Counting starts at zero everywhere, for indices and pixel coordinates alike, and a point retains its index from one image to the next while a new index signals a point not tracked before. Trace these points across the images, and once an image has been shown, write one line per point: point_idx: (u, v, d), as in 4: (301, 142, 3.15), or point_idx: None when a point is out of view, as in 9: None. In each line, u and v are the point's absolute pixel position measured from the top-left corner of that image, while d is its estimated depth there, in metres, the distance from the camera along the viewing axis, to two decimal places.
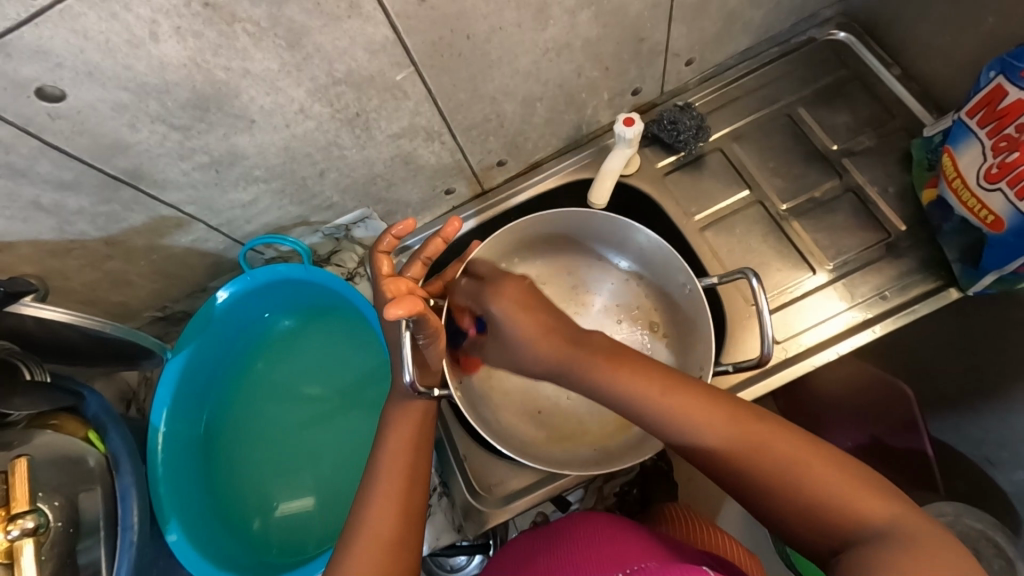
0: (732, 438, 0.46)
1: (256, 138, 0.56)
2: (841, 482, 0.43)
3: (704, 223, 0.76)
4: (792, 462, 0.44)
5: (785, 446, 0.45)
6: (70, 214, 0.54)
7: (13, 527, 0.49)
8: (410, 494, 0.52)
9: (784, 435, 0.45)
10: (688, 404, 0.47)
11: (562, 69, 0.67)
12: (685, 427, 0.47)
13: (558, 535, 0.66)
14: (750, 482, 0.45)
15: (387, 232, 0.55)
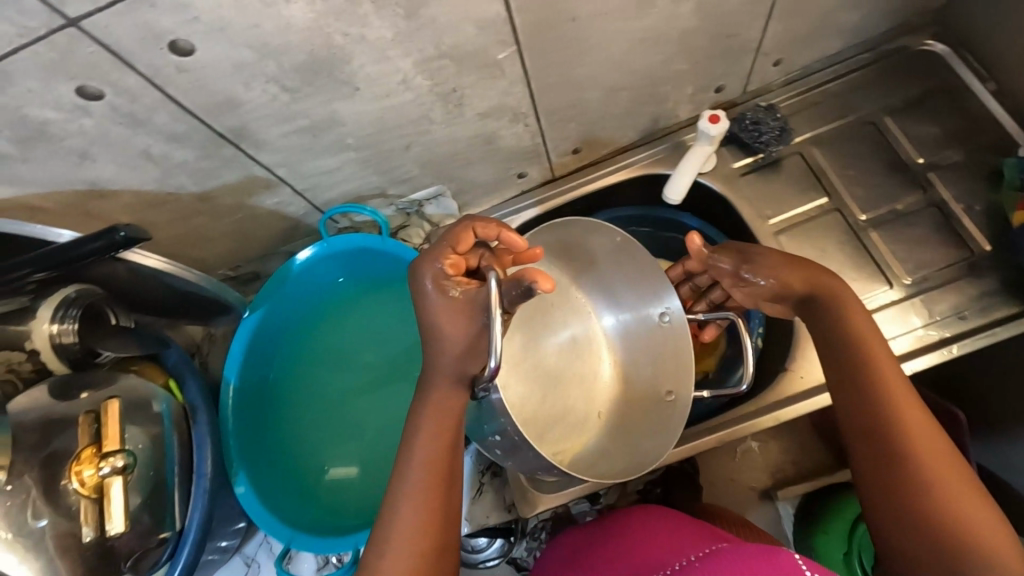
0: (930, 450, 0.47)
1: (356, 106, 0.56)
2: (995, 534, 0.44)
3: (779, 227, 0.76)
4: (965, 496, 0.46)
5: (967, 489, 0.46)
6: (172, 166, 0.56)
7: (105, 464, 0.52)
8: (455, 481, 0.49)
9: (960, 471, 0.47)
10: (902, 393, 0.50)
11: (654, 59, 0.67)
12: (885, 408, 0.49)
13: (618, 522, 0.66)
14: (908, 487, 0.47)
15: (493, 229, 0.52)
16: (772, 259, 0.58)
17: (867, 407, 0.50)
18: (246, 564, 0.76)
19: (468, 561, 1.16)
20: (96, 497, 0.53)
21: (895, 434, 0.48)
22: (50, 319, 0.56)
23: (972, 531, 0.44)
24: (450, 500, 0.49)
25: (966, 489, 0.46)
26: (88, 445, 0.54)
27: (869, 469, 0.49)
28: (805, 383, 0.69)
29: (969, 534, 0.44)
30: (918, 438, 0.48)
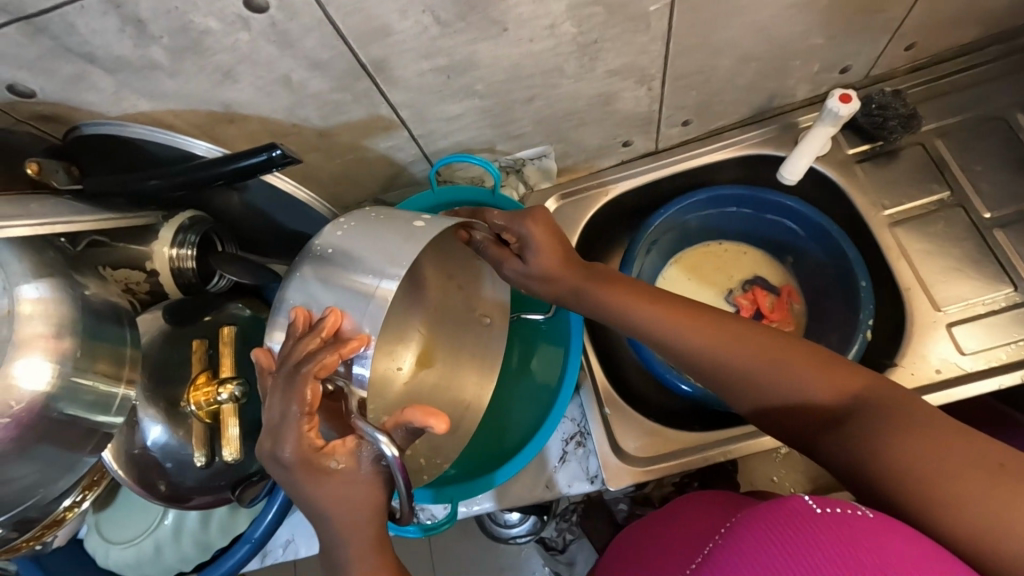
0: (745, 357, 0.50)
1: (497, 48, 0.54)
2: (815, 380, 0.47)
3: (895, 218, 0.73)
4: (800, 368, 0.48)
5: (797, 359, 0.48)
6: (305, 96, 0.54)
7: (223, 390, 0.51)
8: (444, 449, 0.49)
9: (796, 350, 0.49)
10: (691, 324, 0.54)
11: (794, 29, 0.63)
12: (799, 393, 0.48)
13: (681, 512, 0.61)
14: (795, 403, 0.48)
15: (332, 350, 0.41)
16: (546, 263, 0.60)
17: (702, 362, 0.53)
18: None
19: (499, 533, 1.16)
20: (210, 422, 0.53)
21: (784, 372, 0.48)
22: (170, 242, 0.54)
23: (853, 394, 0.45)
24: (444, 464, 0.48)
25: (783, 356, 0.49)
26: (203, 370, 0.53)
27: (788, 423, 0.49)
28: (916, 380, 0.66)
29: (833, 396, 0.46)
30: (775, 364, 0.49)
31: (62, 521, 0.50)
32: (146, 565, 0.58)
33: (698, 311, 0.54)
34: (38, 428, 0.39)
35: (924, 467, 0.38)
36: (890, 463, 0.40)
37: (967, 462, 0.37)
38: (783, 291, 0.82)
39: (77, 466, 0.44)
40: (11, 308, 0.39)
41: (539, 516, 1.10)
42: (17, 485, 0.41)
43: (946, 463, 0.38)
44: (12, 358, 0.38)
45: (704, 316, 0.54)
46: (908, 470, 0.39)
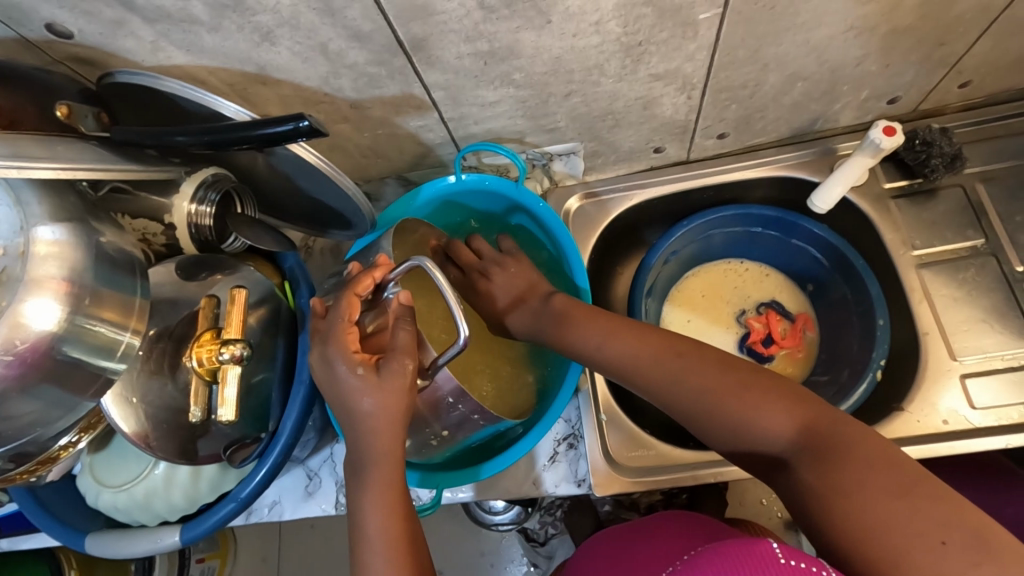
0: (707, 395, 0.50)
1: (540, 39, 0.53)
2: (774, 422, 0.46)
3: (924, 260, 0.71)
4: (765, 408, 0.47)
5: (759, 397, 0.47)
6: (341, 67, 0.54)
7: (226, 350, 0.51)
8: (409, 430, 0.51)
9: (752, 385, 0.48)
10: (657, 364, 0.54)
11: (849, 52, 0.61)
12: (749, 434, 0.47)
13: (669, 526, 0.59)
14: (748, 443, 0.47)
15: (366, 274, 0.54)
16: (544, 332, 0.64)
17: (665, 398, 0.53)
18: (308, 476, 0.73)
19: (481, 518, 1.17)
20: (209, 380, 0.54)
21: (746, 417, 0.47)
22: (191, 197, 0.54)
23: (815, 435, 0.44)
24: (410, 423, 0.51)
25: (743, 397, 0.48)
26: (207, 328, 0.54)
27: (748, 460, 0.49)
28: (921, 427, 0.65)
29: (786, 435, 0.46)
30: (734, 402, 0.48)
31: (57, 459, 0.51)
32: (135, 510, 0.59)
33: (654, 347, 0.55)
34: (42, 368, 0.40)
35: (869, 527, 0.38)
36: (842, 521, 0.40)
37: (908, 512, 0.38)
38: (798, 318, 0.81)
39: (76, 409, 0.45)
40: (27, 248, 0.40)
41: (522, 507, 1.11)
42: (19, 421, 0.41)
43: (892, 530, 0.38)
44: (23, 296, 0.38)
45: (664, 354, 0.54)
46: (860, 527, 0.39)
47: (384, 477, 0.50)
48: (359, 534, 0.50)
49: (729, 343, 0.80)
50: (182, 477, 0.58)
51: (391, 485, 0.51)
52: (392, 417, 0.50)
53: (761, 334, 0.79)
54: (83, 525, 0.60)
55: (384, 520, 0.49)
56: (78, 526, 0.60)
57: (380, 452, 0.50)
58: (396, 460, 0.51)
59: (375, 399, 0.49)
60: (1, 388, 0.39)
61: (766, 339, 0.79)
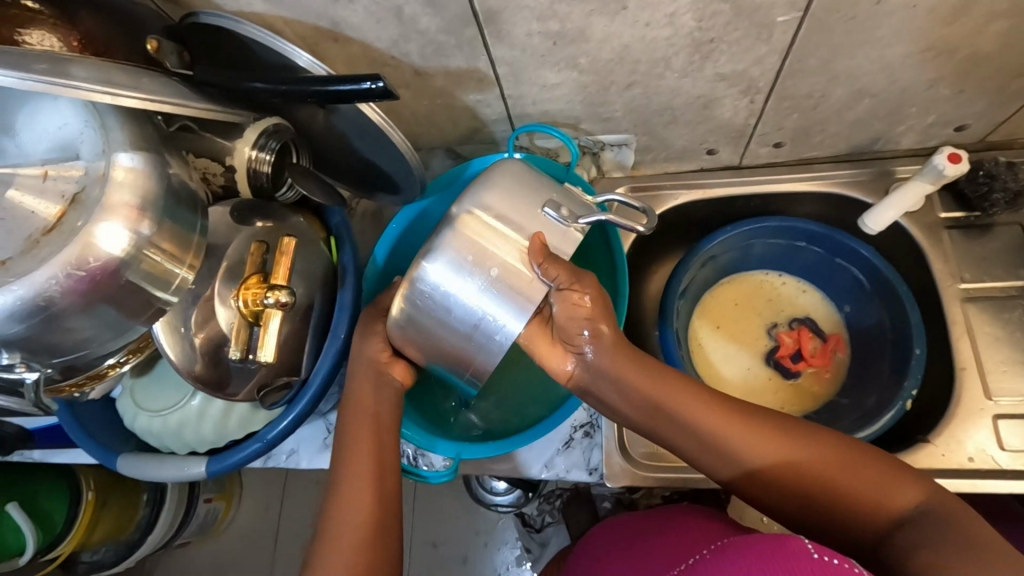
0: (766, 461, 0.49)
1: (612, 26, 0.53)
2: (851, 480, 0.46)
3: (969, 293, 0.70)
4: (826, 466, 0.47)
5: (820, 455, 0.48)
6: (413, 31, 0.54)
7: (272, 295, 0.53)
8: (382, 440, 0.55)
9: (821, 439, 0.49)
10: (709, 423, 0.51)
11: (924, 73, 0.60)
12: (814, 480, 0.47)
13: (666, 529, 0.58)
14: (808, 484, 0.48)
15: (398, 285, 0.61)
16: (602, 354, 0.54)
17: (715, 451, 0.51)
18: (326, 430, 0.75)
19: (482, 497, 1.19)
20: (251, 321, 0.56)
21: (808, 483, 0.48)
22: (252, 143, 0.55)
23: (876, 491, 0.46)
24: (381, 439, 0.56)
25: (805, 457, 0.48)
26: (254, 272, 0.56)
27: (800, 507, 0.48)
28: (944, 462, 0.64)
29: (857, 484, 0.46)
30: (797, 460, 0.48)
31: (103, 377, 0.54)
32: (166, 436, 0.62)
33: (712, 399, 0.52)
34: (104, 288, 0.42)
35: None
36: None
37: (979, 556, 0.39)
38: (830, 338, 0.80)
39: (127, 332, 0.47)
40: (106, 171, 0.41)
41: (524, 491, 1.13)
42: (78, 335, 0.44)
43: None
44: (98, 219, 0.40)
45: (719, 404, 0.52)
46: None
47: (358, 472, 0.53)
48: (329, 527, 0.51)
49: (757, 354, 0.80)
50: (215, 410, 0.61)
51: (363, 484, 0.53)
52: (365, 393, 0.57)
53: (790, 353, 0.79)
54: (115, 444, 0.63)
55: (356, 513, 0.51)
56: (110, 444, 0.62)
57: (356, 444, 0.55)
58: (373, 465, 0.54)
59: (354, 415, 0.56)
60: (67, 302, 0.41)
61: (794, 355, 0.79)
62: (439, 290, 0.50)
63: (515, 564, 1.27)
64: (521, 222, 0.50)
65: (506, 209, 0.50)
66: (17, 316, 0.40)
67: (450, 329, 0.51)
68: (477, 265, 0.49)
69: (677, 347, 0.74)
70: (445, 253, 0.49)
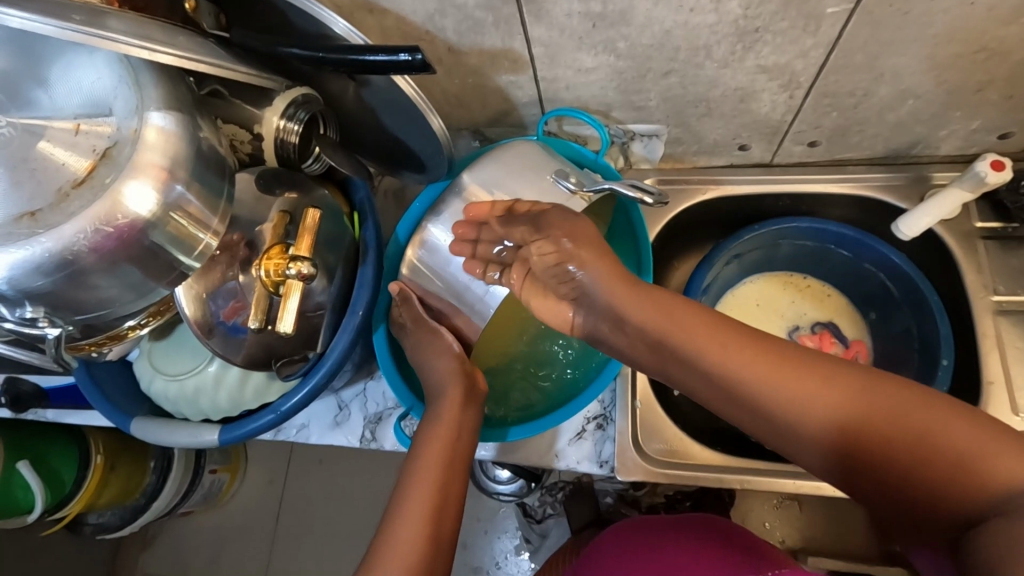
0: (822, 412, 0.42)
1: (654, 9, 0.52)
2: (911, 422, 0.38)
3: (1002, 306, 0.68)
4: (926, 420, 0.37)
5: (910, 404, 0.38)
6: (450, 5, 0.53)
7: (294, 267, 0.53)
8: (466, 420, 0.57)
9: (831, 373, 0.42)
10: (759, 372, 0.45)
11: (973, 75, 0.58)
12: (866, 418, 0.40)
13: (709, 530, 0.64)
14: (854, 422, 0.40)
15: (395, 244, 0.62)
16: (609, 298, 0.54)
17: (762, 412, 0.45)
18: (338, 407, 0.75)
19: (484, 484, 1.19)
20: (272, 291, 0.56)
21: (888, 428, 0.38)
22: (281, 113, 0.55)
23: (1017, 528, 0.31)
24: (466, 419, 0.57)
25: (880, 396, 0.40)
26: (276, 243, 0.55)
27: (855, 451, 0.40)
28: None
29: (920, 426, 0.37)
30: (810, 395, 0.42)
31: (123, 338, 0.54)
32: (181, 402, 0.62)
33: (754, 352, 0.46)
34: (129, 248, 0.41)
35: None
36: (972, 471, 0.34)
37: None
38: (852, 345, 0.79)
39: (149, 294, 0.47)
40: (138, 130, 0.41)
41: (527, 482, 1.13)
42: (101, 293, 0.43)
43: None
44: (127, 176, 0.40)
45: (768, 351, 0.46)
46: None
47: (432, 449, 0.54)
48: (396, 498, 0.52)
49: None
50: (231, 378, 0.61)
51: (433, 458, 0.54)
52: (453, 400, 0.58)
53: None
54: (130, 406, 0.63)
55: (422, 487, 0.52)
56: (125, 407, 0.63)
57: (441, 428, 0.56)
58: (450, 446, 0.55)
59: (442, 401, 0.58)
60: (91, 258, 0.40)
61: None
62: (441, 245, 0.61)
63: (513, 552, 1.27)
64: (514, 190, 0.60)
65: (506, 179, 0.60)
66: (41, 270, 0.39)
67: (448, 281, 0.62)
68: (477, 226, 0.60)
69: None
70: (453, 214, 0.61)
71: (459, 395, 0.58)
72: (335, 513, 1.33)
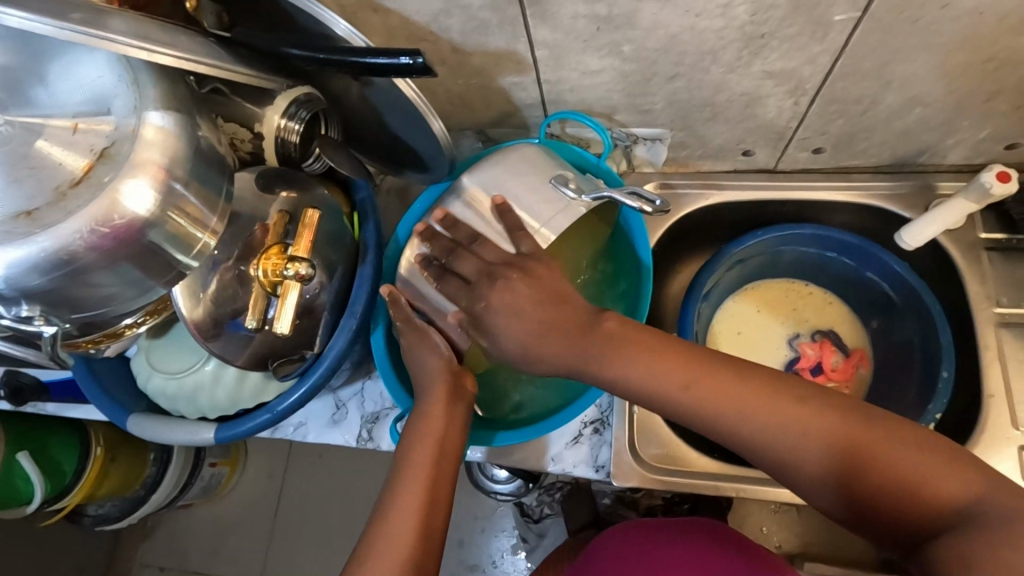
0: (786, 437, 0.44)
1: (661, 13, 0.51)
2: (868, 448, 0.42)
3: (1005, 318, 0.68)
4: (876, 446, 0.42)
5: (869, 432, 0.42)
6: (455, 6, 0.53)
7: (292, 267, 0.53)
8: (454, 417, 0.55)
9: (788, 394, 0.45)
10: (719, 403, 0.46)
11: (983, 85, 0.57)
12: (828, 443, 0.43)
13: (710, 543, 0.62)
14: (817, 446, 0.43)
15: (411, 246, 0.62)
16: (517, 338, 0.51)
17: (735, 438, 0.46)
18: (335, 406, 0.75)
19: (482, 483, 1.19)
20: (270, 292, 0.55)
21: (855, 457, 0.42)
22: (282, 112, 0.54)
23: (963, 539, 0.37)
24: (455, 414, 0.55)
25: (842, 429, 0.43)
26: (275, 242, 0.55)
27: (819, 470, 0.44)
28: None
29: (874, 450, 0.42)
30: (775, 423, 0.44)
31: (120, 335, 0.54)
32: (178, 399, 0.62)
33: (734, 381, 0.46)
34: (128, 247, 0.41)
35: None
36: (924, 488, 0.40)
37: None
38: (853, 353, 0.78)
39: (148, 292, 0.47)
40: (137, 129, 0.41)
41: (525, 481, 1.13)
42: (99, 292, 0.43)
43: None
44: (126, 176, 0.40)
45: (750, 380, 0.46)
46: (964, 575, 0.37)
47: (420, 451, 0.53)
48: (385, 499, 0.52)
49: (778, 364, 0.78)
50: (228, 377, 0.61)
51: (421, 461, 0.53)
52: (438, 394, 0.55)
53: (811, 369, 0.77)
54: (128, 401, 0.63)
55: (410, 492, 0.51)
56: (123, 402, 0.63)
57: (428, 424, 0.54)
58: (433, 446, 0.53)
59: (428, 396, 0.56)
60: (90, 258, 0.40)
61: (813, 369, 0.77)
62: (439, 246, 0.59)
63: (509, 552, 1.27)
64: (518, 194, 0.58)
65: (508, 181, 0.58)
66: (38, 269, 0.39)
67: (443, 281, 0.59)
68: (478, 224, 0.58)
69: None
70: (455, 217, 0.59)
71: (444, 391, 0.56)
72: (333, 509, 1.34)
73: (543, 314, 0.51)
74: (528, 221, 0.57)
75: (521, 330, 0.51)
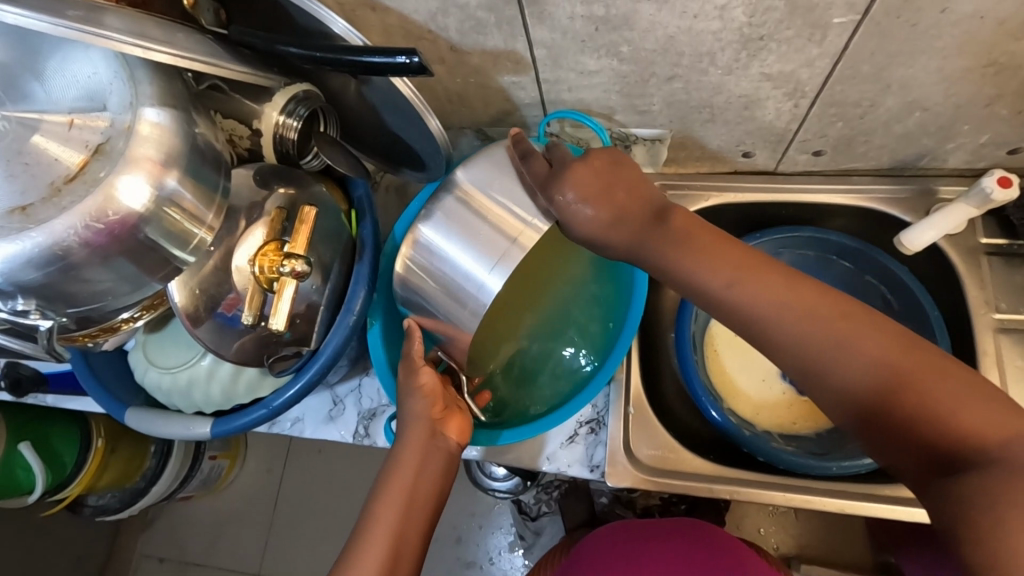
0: (844, 353, 0.43)
1: (659, 14, 0.51)
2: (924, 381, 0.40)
3: (1004, 324, 0.67)
4: (929, 381, 0.40)
5: (932, 370, 0.40)
6: (453, 5, 0.53)
7: (288, 264, 0.53)
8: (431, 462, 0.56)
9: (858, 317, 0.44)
10: (790, 302, 0.45)
11: (982, 89, 0.57)
12: (886, 366, 0.42)
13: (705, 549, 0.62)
14: (873, 370, 0.42)
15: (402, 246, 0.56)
16: (590, 223, 0.51)
17: (790, 346, 0.45)
18: (332, 402, 0.75)
19: (480, 481, 1.19)
20: (266, 288, 0.55)
21: (910, 396, 0.40)
22: (281, 109, 0.54)
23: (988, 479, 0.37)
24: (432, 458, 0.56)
25: (902, 361, 0.41)
26: (272, 239, 0.55)
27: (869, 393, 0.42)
28: None
29: (928, 384, 0.40)
30: (840, 334, 0.43)
31: (116, 330, 0.54)
32: (174, 394, 0.62)
33: (810, 300, 0.45)
34: (123, 243, 0.41)
35: None
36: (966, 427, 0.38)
37: None
38: None
39: (144, 288, 0.47)
40: (132, 125, 0.41)
41: (523, 479, 1.13)
42: (95, 287, 0.44)
43: None
44: (121, 171, 0.40)
45: (822, 303, 0.45)
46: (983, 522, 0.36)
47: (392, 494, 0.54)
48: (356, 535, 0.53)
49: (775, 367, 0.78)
50: (224, 373, 0.61)
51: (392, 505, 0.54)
52: (417, 439, 0.56)
53: None
54: (125, 395, 0.64)
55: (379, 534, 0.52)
56: (120, 396, 0.63)
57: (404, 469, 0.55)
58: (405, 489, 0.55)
59: (406, 439, 0.57)
60: (85, 253, 0.40)
61: None
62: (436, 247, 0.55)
63: (507, 549, 1.27)
64: (510, 189, 0.53)
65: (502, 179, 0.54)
66: (34, 263, 0.40)
67: (442, 280, 0.55)
68: (468, 220, 0.53)
69: (691, 351, 0.73)
70: (444, 214, 0.54)
71: (424, 435, 0.56)
72: (332, 504, 1.34)
73: (618, 199, 0.52)
74: (520, 215, 0.53)
75: (603, 210, 0.51)
